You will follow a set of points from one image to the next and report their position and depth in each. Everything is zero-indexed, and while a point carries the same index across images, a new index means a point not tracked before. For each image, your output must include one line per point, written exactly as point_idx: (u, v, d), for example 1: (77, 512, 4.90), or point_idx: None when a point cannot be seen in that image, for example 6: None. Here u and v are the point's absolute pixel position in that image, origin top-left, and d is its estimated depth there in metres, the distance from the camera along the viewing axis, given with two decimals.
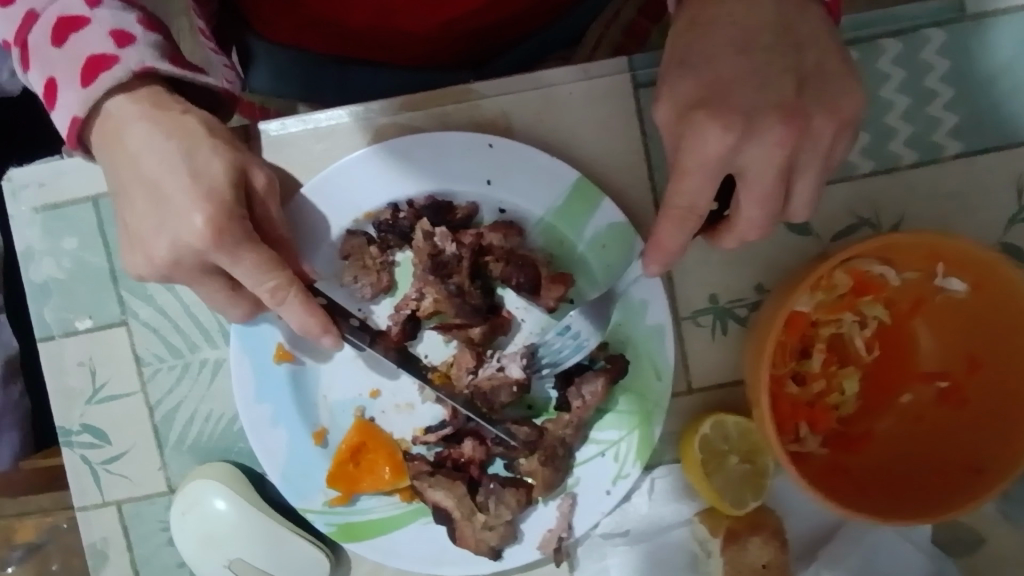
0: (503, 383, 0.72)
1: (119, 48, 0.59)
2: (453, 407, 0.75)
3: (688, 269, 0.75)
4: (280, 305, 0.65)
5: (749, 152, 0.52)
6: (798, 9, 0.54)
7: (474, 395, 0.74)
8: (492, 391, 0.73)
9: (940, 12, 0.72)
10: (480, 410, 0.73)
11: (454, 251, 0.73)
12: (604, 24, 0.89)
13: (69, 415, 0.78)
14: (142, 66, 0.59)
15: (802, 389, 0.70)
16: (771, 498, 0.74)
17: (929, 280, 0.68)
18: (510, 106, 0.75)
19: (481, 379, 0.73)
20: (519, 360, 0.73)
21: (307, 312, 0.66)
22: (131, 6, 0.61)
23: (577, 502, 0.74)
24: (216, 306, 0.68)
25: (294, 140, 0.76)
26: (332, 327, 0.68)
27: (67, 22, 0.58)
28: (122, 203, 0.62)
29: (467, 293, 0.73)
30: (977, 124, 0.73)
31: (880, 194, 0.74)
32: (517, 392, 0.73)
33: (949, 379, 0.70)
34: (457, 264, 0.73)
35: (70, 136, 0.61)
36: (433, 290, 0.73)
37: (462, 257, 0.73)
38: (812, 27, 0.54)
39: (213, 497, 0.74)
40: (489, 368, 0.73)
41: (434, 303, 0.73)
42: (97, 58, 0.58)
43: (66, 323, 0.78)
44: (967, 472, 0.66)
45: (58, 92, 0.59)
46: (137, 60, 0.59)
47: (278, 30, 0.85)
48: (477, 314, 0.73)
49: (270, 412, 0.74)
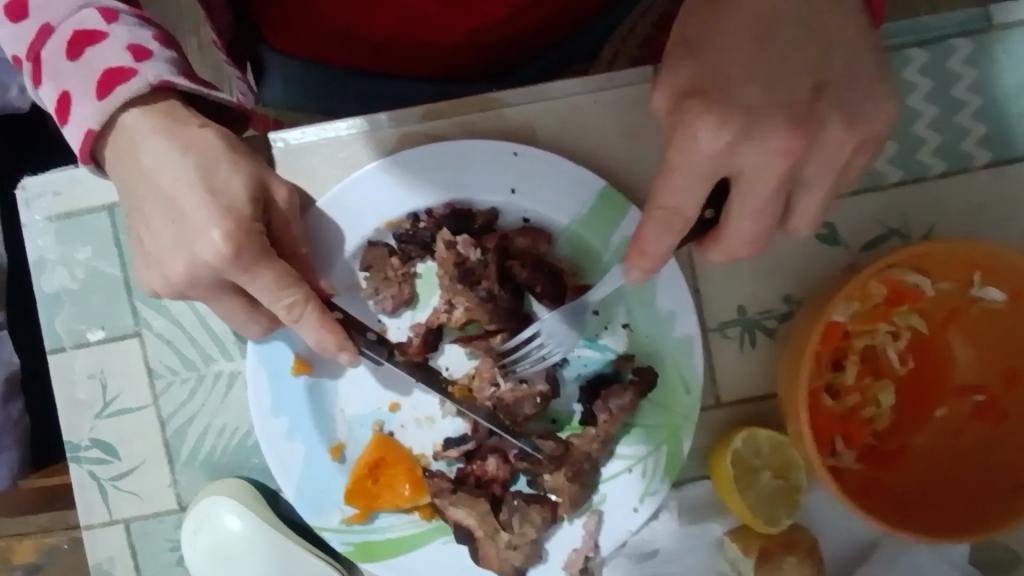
0: (527, 395, 0.70)
1: (137, 62, 0.58)
2: (474, 421, 0.73)
3: (715, 280, 0.74)
4: (296, 320, 0.63)
5: (762, 156, 0.49)
6: (840, 5, 0.51)
7: (496, 407, 0.71)
8: (516, 403, 0.70)
9: (967, 22, 0.72)
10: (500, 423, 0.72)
11: (479, 258, 0.71)
12: (622, 38, 0.88)
13: (78, 429, 0.76)
14: (160, 79, 0.58)
15: (836, 403, 0.68)
16: (804, 516, 0.72)
17: (965, 290, 0.67)
18: (535, 114, 0.74)
19: (504, 392, 0.71)
20: (542, 371, 0.71)
21: (323, 328, 0.64)
22: (146, 23, 0.60)
23: (604, 520, 0.72)
24: (234, 323, 0.67)
25: (314, 149, 0.75)
26: (348, 343, 0.66)
27: (83, 35, 0.57)
28: (139, 218, 0.60)
29: (497, 297, 0.71)
30: (1007, 133, 0.73)
31: (910, 204, 0.73)
32: (540, 403, 0.71)
33: (987, 392, 0.68)
34: (483, 270, 0.71)
35: (82, 152, 0.59)
36: (463, 299, 0.71)
37: (488, 262, 0.71)
38: (856, 23, 0.51)
39: (226, 515, 0.71)
40: (511, 381, 0.71)
41: (466, 313, 0.71)
42: (114, 72, 0.57)
43: (78, 335, 0.76)
44: (1012, 487, 0.64)
45: (71, 106, 0.58)
46: (156, 73, 0.58)
47: (296, 44, 0.85)
48: (511, 317, 0.72)
49: (287, 425, 0.72)
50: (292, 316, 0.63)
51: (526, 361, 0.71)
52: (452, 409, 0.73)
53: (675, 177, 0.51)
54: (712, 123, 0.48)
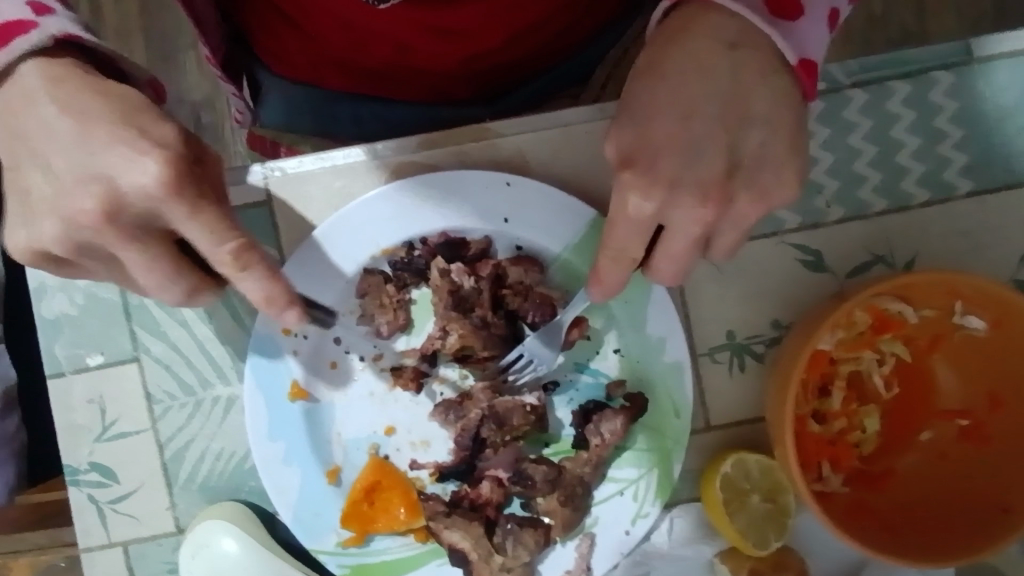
0: (516, 405, 0.72)
1: (38, 16, 0.53)
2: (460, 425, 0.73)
3: (704, 305, 0.75)
4: (241, 271, 0.55)
5: None
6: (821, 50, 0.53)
7: (486, 416, 0.72)
8: (505, 412, 0.71)
9: (948, 55, 0.74)
10: (484, 435, 0.73)
11: (473, 285, 0.73)
12: (614, 62, 0.87)
13: (77, 453, 0.77)
14: (64, 32, 0.53)
15: (823, 428, 0.70)
16: (793, 538, 0.73)
17: (948, 317, 0.68)
18: (527, 144, 0.76)
19: (496, 401, 0.72)
20: (537, 390, 0.74)
21: (269, 281, 0.56)
22: None
23: (596, 542, 0.73)
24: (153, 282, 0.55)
25: (310, 177, 0.76)
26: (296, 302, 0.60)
27: None
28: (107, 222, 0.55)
29: (491, 325, 0.74)
30: (988, 163, 0.74)
31: (894, 232, 0.75)
32: (529, 416, 0.72)
33: (970, 417, 0.69)
34: (477, 297, 0.73)
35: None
36: (457, 326, 0.72)
37: (482, 289, 0.73)
38: None
39: (223, 539, 0.72)
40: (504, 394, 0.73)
41: (459, 339, 0.72)
42: (10, 24, 0.52)
43: (77, 359, 0.77)
44: (993, 512, 0.66)
45: None
46: (58, 26, 0.53)
47: (291, 67, 0.87)
48: (504, 343, 0.74)
49: (283, 450, 0.73)
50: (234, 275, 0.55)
51: (519, 375, 0.74)
52: (447, 431, 0.74)
53: (649, 218, 0.55)
54: (658, 193, 0.53)
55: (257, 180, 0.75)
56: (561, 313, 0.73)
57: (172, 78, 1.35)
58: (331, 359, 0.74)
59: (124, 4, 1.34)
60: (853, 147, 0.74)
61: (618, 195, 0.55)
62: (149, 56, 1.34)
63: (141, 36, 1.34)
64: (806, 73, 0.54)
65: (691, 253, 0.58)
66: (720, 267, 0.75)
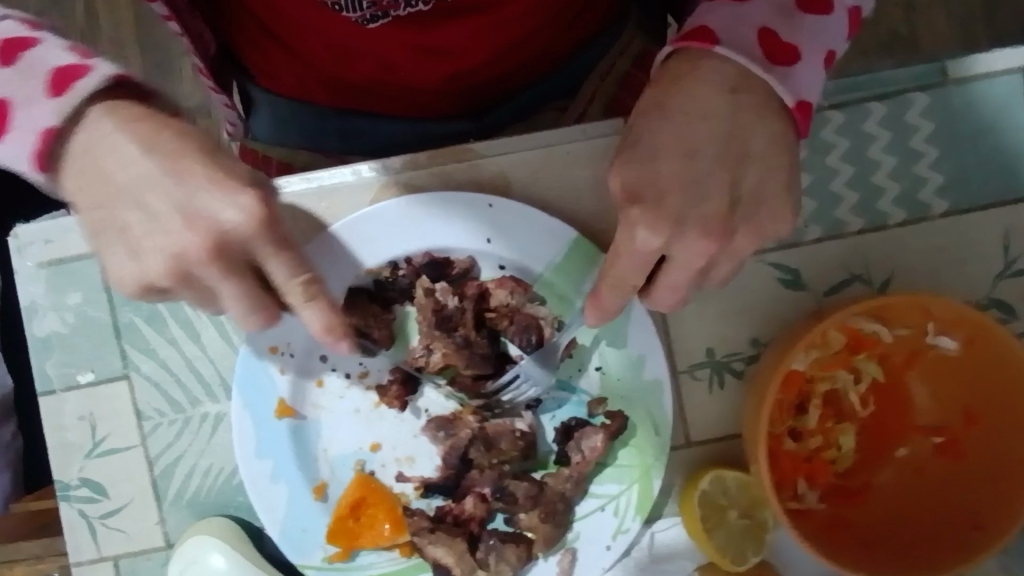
0: (507, 429, 0.74)
1: (86, 59, 0.53)
2: (450, 443, 0.75)
3: (684, 324, 0.76)
4: (308, 301, 0.56)
5: None
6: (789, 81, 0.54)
7: (477, 437, 0.75)
8: (495, 435, 0.74)
9: (923, 76, 0.76)
10: (473, 455, 0.75)
11: (457, 305, 0.74)
12: (600, 76, 0.88)
13: (68, 469, 0.78)
14: (116, 71, 0.53)
15: (799, 445, 0.71)
16: (771, 553, 0.74)
17: (922, 336, 0.70)
18: (510, 165, 0.77)
19: (487, 424, 0.75)
20: (525, 412, 0.75)
21: (330, 312, 0.57)
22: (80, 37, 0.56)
23: (578, 557, 0.74)
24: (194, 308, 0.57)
25: (298, 198, 0.77)
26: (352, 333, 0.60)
27: (19, 45, 0.53)
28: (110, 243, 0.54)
29: (474, 344, 0.74)
30: (964, 182, 0.76)
31: (871, 252, 0.76)
32: (519, 441, 0.74)
33: (946, 433, 0.70)
34: (460, 317, 0.74)
35: (37, 156, 0.52)
36: (441, 345, 0.74)
37: (466, 309, 0.74)
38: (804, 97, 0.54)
39: (211, 555, 0.73)
40: (495, 416, 0.76)
41: (442, 358, 0.74)
42: (65, 70, 0.52)
43: (68, 378, 0.78)
44: (964, 528, 0.67)
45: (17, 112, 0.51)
46: (110, 67, 0.53)
47: (281, 84, 0.88)
48: (486, 362, 0.74)
49: (271, 467, 0.74)
50: (296, 305, 0.56)
51: (507, 391, 0.75)
52: (436, 447, 0.76)
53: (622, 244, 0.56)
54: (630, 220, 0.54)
55: None
56: (555, 337, 0.75)
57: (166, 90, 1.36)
58: (317, 378, 0.75)
59: (120, 16, 1.36)
60: (830, 167, 0.75)
61: (624, 229, 0.55)
62: (145, 67, 1.36)
63: (136, 48, 1.36)
64: (801, 113, 0.56)
65: (689, 284, 0.59)
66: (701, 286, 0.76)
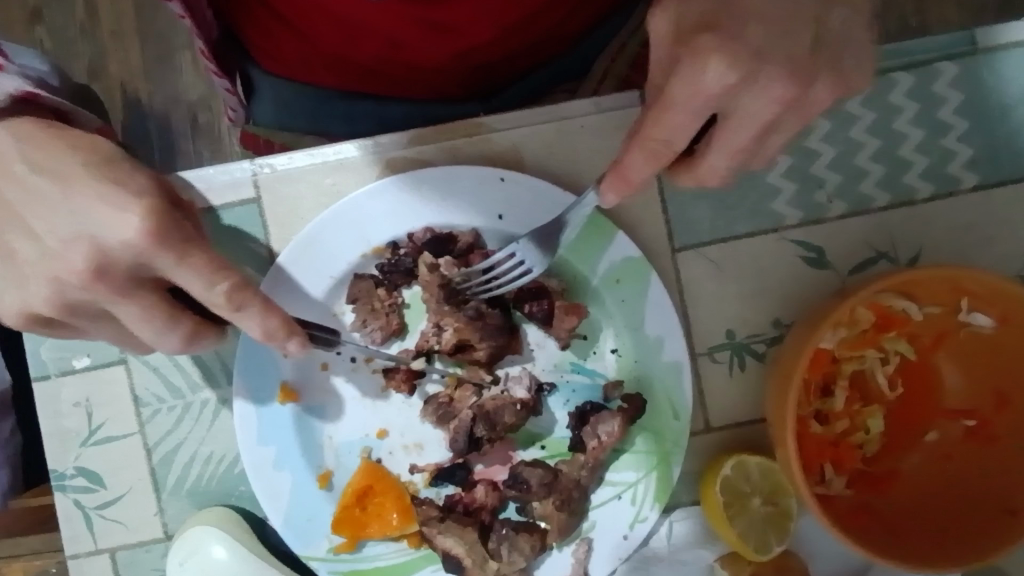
0: (506, 403, 0.71)
1: None
2: (452, 431, 0.71)
3: (703, 304, 0.73)
4: (236, 311, 0.54)
5: None
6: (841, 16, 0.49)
7: (477, 416, 0.71)
8: (495, 411, 0.70)
9: (952, 45, 0.72)
10: (477, 433, 0.71)
11: (463, 277, 0.71)
12: (610, 57, 0.85)
13: (64, 457, 0.75)
14: (23, 90, 0.56)
15: (825, 429, 0.68)
16: (795, 541, 0.71)
17: (954, 315, 0.67)
18: (522, 139, 0.74)
19: (485, 400, 0.72)
20: (524, 382, 0.72)
21: (266, 316, 0.56)
22: None
23: (593, 547, 0.71)
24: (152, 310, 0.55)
25: (302, 175, 0.74)
26: (297, 329, 0.59)
27: None
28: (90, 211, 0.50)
29: (486, 316, 0.71)
30: (993, 156, 0.73)
31: (897, 228, 0.73)
32: (521, 412, 0.71)
33: (976, 416, 0.68)
34: (466, 289, 0.71)
35: None
36: (452, 321, 0.71)
37: (472, 279, 0.71)
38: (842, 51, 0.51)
39: (213, 546, 0.70)
40: (493, 391, 0.73)
41: (455, 334, 0.71)
42: None
43: (64, 362, 0.75)
44: (999, 512, 0.64)
45: None
46: (17, 86, 0.56)
47: (283, 64, 0.84)
48: (499, 333, 0.71)
49: (274, 454, 0.71)
50: (231, 316, 0.55)
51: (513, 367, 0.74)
52: (440, 432, 0.73)
53: None
54: None
55: (246, 178, 0.74)
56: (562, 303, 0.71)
57: (169, 80, 1.33)
58: (321, 361, 0.72)
59: (120, 7, 1.33)
60: (855, 140, 0.73)
61: None
62: (146, 58, 1.33)
63: (137, 36, 1.33)
64: None
65: None
66: (718, 264, 0.73)
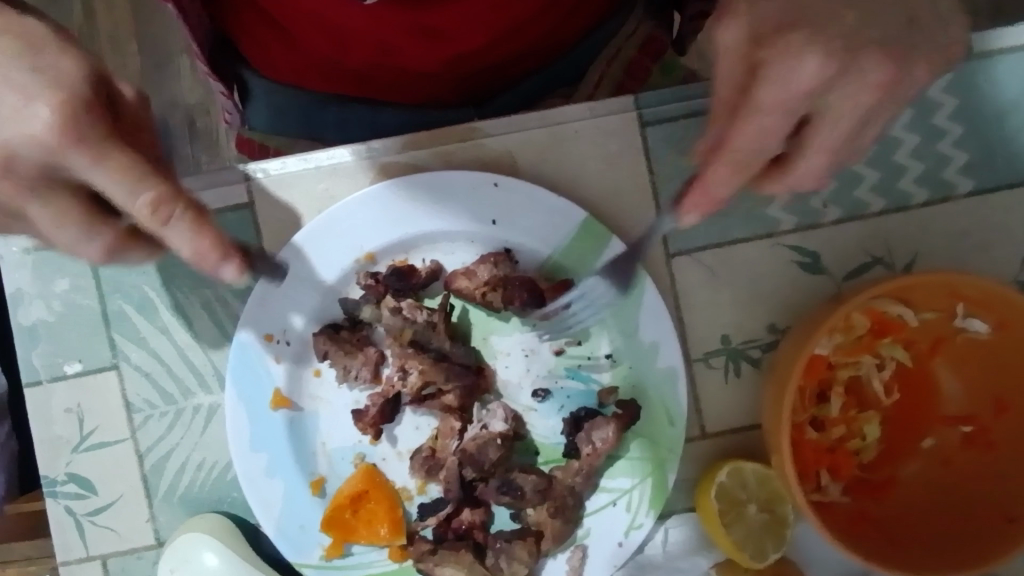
0: (488, 439, 0.70)
1: None
2: (445, 482, 0.71)
3: (698, 309, 0.73)
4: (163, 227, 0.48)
5: None
6: None
7: (463, 460, 0.71)
8: (479, 451, 0.70)
9: None
10: (468, 476, 0.72)
11: (426, 319, 0.72)
12: (605, 63, 0.86)
13: (54, 464, 0.75)
14: None
15: (821, 435, 0.68)
16: (790, 548, 0.71)
17: (950, 321, 0.66)
18: (517, 144, 0.74)
19: (466, 442, 0.71)
20: (501, 414, 0.71)
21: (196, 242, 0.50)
22: None
23: (589, 554, 0.71)
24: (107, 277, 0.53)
25: (295, 180, 0.74)
26: (233, 254, 0.52)
27: None
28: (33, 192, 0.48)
29: (448, 356, 0.72)
30: (988, 161, 0.72)
31: (892, 235, 0.73)
32: (503, 445, 0.70)
33: (974, 423, 0.67)
34: (432, 332, 0.72)
35: None
36: (416, 363, 0.72)
37: (435, 322, 0.72)
38: None
39: (203, 553, 0.69)
40: (473, 430, 0.72)
41: (420, 376, 0.71)
42: None
43: (54, 368, 0.75)
44: (997, 521, 0.63)
45: None
46: None
47: (276, 69, 0.83)
48: (466, 373, 0.71)
49: (266, 461, 0.70)
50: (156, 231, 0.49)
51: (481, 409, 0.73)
52: (435, 485, 0.72)
53: None
54: None
55: (239, 183, 0.74)
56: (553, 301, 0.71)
57: (165, 86, 1.33)
58: (314, 368, 0.72)
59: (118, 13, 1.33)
60: None
61: None
62: (143, 63, 1.33)
63: (132, 40, 1.33)
64: None
65: None
66: (713, 269, 0.73)
